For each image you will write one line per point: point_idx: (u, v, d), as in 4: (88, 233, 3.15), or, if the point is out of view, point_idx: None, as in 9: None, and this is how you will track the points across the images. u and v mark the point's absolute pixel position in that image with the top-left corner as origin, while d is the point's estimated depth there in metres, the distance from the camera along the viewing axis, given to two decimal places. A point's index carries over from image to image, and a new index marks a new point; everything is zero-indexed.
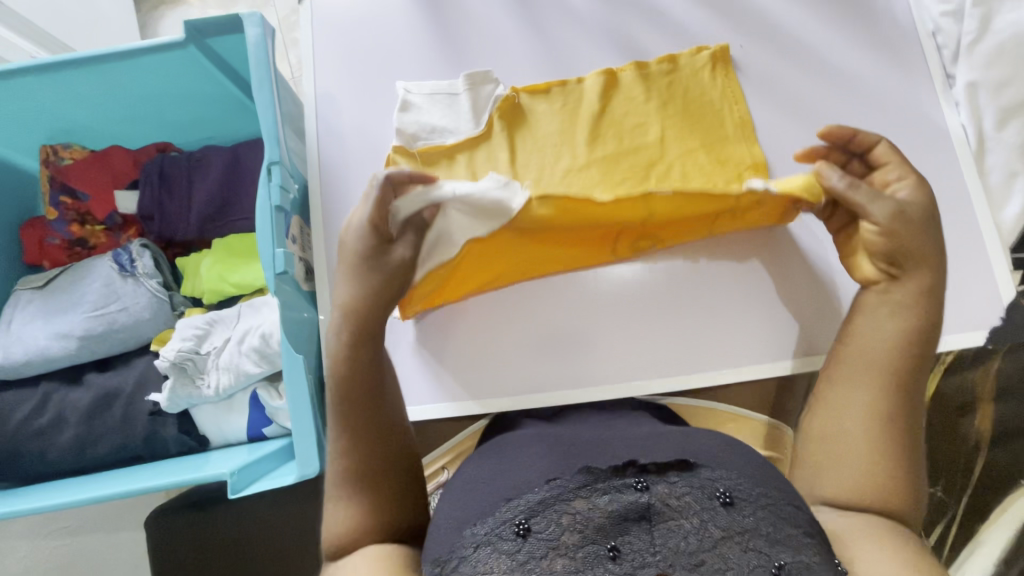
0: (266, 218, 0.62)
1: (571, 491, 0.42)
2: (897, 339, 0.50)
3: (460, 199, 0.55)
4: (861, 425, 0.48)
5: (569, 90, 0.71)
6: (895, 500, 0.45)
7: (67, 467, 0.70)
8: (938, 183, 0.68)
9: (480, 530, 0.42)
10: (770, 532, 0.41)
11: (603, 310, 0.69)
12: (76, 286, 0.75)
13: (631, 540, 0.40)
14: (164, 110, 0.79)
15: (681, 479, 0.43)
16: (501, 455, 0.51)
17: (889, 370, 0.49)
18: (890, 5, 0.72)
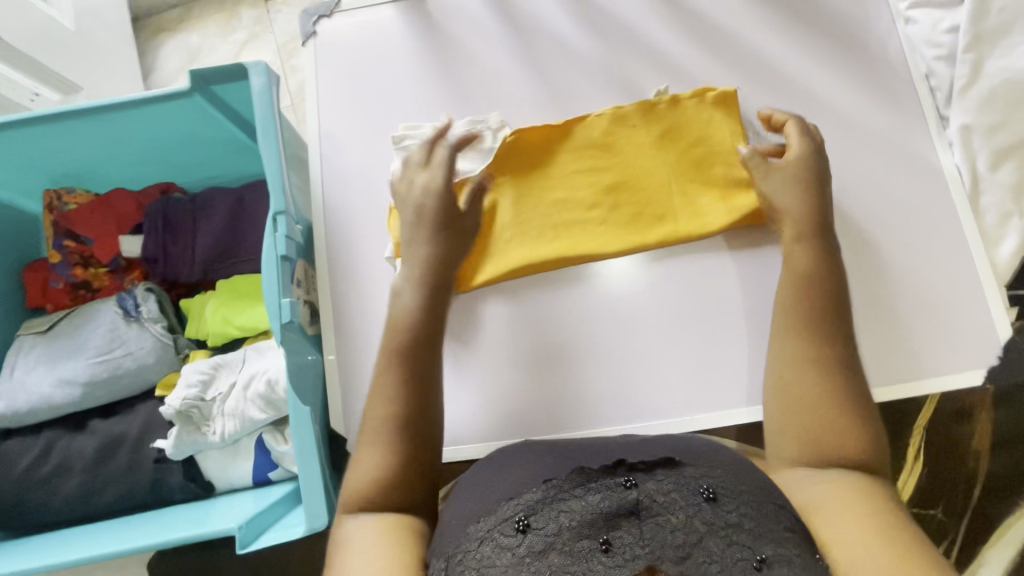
0: (273, 268, 0.63)
1: (565, 491, 0.44)
2: (814, 292, 0.58)
3: (439, 133, 0.72)
4: (819, 405, 0.52)
5: (574, 125, 0.72)
6: (864, 452, 0.49)
7: (71, 516, 0.70)
8: (934, 222, 0.70)
9: (483, 526, 0.44)
10: (752, 527, 0.42)
11: (605, 319, 0.69)
12: (79, 331, 0.75)
13: (621, 534, 0.41)
14: (169, 152, 0.79)
15: (668, 477, 0.45)
16: (500, 465, 0.53)
17: (819, 308, 0.57)
18: (885, 46, 0.73)
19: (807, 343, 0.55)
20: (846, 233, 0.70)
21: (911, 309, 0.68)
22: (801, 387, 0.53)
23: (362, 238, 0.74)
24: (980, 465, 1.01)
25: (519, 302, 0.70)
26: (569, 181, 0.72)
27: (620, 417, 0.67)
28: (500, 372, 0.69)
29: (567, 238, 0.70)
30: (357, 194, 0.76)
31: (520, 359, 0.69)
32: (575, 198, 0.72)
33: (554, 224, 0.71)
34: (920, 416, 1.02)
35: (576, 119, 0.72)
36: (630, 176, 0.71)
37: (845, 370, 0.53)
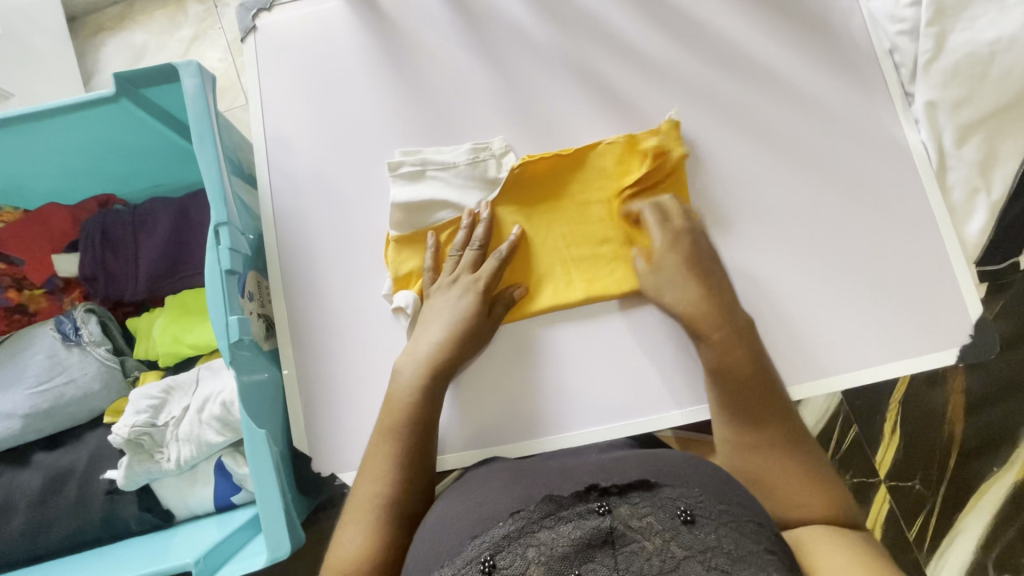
0: (218, 283, 0.58)
1: (534, 522, 0.45)
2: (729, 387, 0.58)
3: (444, 161, 0.69)
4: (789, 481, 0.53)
5: (583, 156, 0.69)
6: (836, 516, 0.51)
7: (18, 557, 0.66)
8: (902, 201, 0.69)
9: (447, 570, 0.44)
10: (731, 549, 0.42)
11: (615, 358, 0.67)
12: (16, 359, 0.70)
13: (596, 566, 0.41)
14: (104, 162, 0.74)
15: (643, 500, 0.46)
16: (468, 491, 0.54)
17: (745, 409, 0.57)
18: (847, 22, 0.71)
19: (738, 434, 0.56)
20: (814, 217, 0.69)
21: (881, 290, 0.67)
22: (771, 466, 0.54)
23: (317, 244, 0.70)
24: (954, 435, 1.02)
25: (525, 344, 0.68)
26: (579, 216, 0.69)
27: (593, 419, 0.66)
28: (470, 386, 0.67)
29: (580, 275, 0.68)
30: (310, 198, 0.71)
31: (497, 373, 0.67)
32: (584, 231, 0.69)
33: (561, 258, 0.69)
34: (895, 394, 1.04)
35: (588, 147, 0.69)
36: (642, 208, 0.69)
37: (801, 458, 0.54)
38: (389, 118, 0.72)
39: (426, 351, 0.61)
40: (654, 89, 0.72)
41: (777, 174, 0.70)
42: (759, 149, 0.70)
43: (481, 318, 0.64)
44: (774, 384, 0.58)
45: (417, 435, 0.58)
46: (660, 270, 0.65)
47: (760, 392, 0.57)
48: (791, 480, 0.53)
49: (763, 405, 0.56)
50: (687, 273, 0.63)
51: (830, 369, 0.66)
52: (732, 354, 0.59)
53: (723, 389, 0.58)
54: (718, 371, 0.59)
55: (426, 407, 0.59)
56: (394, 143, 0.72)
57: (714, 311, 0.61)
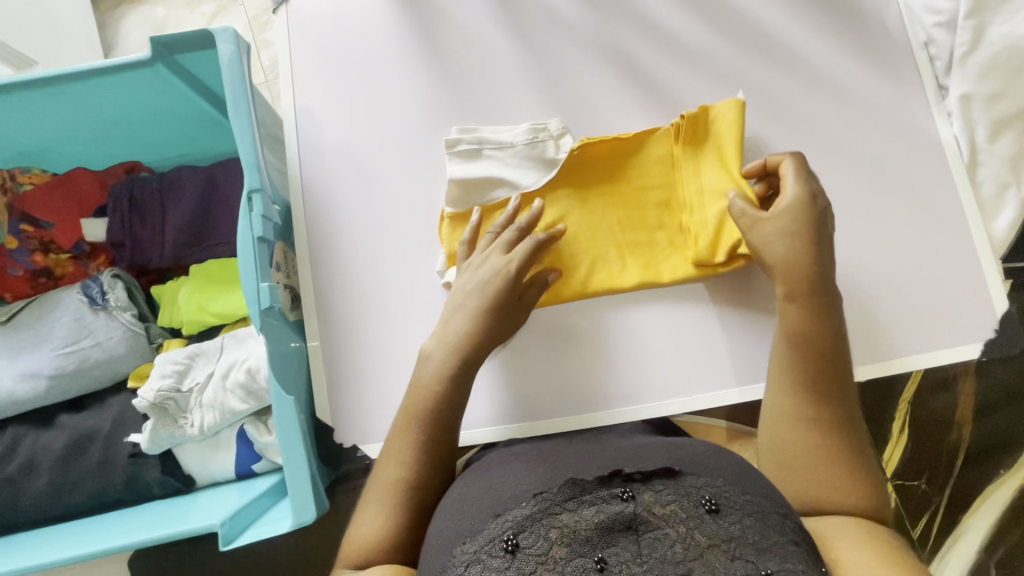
0: (250, 250, 0.59)
1: (557, 505, 0.45)
2: (820, 352, 0.53)
3: (502, 141, 0.68)
4: (833, 471, 0.49)
5: (638, 141, 0.69)
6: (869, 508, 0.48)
7: (40, 516, 0.67)
8: (931, 197, 0.68)
9: (470, 547, 0.44)
10: (756, 540, 0.42)
11: (643, 342, 0.68)
12: (42, 321, 0.70)
13: (618, 551, 0.42)
14: (132, 129, 0.74)
15: (667, 487, 0.46)
16: (489, 472, 0.54)
17: (822, 385, 0.52)
18: (882, 13, 0.71)
19: (810, 419, 0.51)
20: (842, 209, 0.69)
21: (905, 284, 0.67)
22: (814, 454, 0.50)
23: (344, 218, 0.70)
24: (962, 437, 1.03)
25: (564, 326, 0.69)
26: (634, 201, 0.69)
27: (614, 401, 0.67)
28: (497, 365, 0.68)
29: (634, 259, 0.69)
30: (338, 171, 0.71)
31: (521, 353, 0.68)
32: (620, 214, 0.69)
33: (616, 243, 0.69)
34: (906, 391, 1.03)
35: (646, 134, 0.69)
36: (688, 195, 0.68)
37: (853, 448, 0.51)
38: (418, 94, 0.72)
39: (455, 332, 0.60)
40: (686, 75, 0.72)
41: (807, 164, 0.70)
42: (789, 138, 0.70)
43: (511, 301, 0.62)
44: (845, 359, 0.54)
45: (440, 414, 0.56)
46: (777, 225, 0.58)
47: (836, 364, 0.53)
48: (842, 467, 0.49)
49: (826, 379, 0.52)
50: (802, 231, 0.57)
51: (851, 360, 0.66)
52: (815, 324, 0.54)
53: (791, 353, 0.54)
54: (795, 337, 0.54)
55: (451, 389, 0.58)
56: (424, 119, 0.72)
57: (810, 267, 0.56)
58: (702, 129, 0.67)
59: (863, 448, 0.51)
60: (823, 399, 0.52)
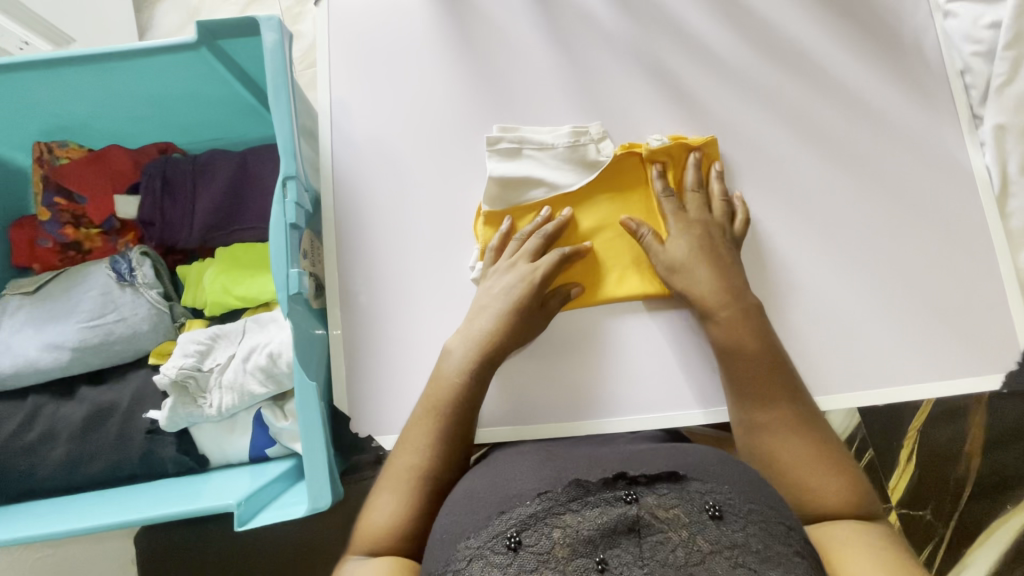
0: (282, 236, 0.59)
1: (560, 505, 0.45)
2: (747, 359, 0.58)
3: (544, 142, 0.69)
4: (829, 475, 0.51)
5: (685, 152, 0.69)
6: (863, 509, 0.49)
7: (57, 485, 0.67)
8: (960, 224, 0.68)
9: (473, 543, 0.44)
10: (759, 549, 0.42)
11: (660, 351, 0.68)
12: (69, 293, 0.72)
13: (619, 553, 0.42)
14: (170, 111, 0.76)
15: (671, 491, 0.45)
16: (496, 470, 0.54)
17: (780, 399, 0.55)
18: (919, 40, 0.71)
19: (797, 426, 0.54)
20: (867, 231, 0.69)
21: (928, 310, 0.67)
22: (806, 458, 0.52)
23: (372, 210, 0.71)
24: (970, 470, 1.02)
25: (585, 331, 0.69)
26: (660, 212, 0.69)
27: (625, 409, 0.67)
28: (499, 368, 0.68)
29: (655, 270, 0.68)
30: (368, 163, 0.72)
31: (522, 359, 0.68)
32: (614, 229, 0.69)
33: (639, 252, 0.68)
34: (915, 421, 1.03)
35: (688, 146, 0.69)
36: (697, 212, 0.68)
37: (836, 452, 0.53)
38: (451, 92, 0.73)
39: (479, 332, 0.62)
40: (719, 89, 0.72)
41: (835, 185, 0.70)
42: (818, 157, 0.70)
43: (534, 306, 0.64)
44: (783, 362, 0.58)
45: (463, 411, 0.58)
46: (676, 253, 0.64)
47: (771, 374, 0.57)
48: (811, 467, 0.51)
49: (767, 386, 0.56)
50: (695, 254, 0.64)
51: (870, 383, 0.66)
52: (738, 333, 0.59)
53: (728, 368, 0.59)
54: (725, 350, 0.59)
55: (471, 387, 0.59)
56: (456, 117, 0.73)
57: (714, 294, 0.61)
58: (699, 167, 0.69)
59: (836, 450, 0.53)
60: (799, 410, 0.55)
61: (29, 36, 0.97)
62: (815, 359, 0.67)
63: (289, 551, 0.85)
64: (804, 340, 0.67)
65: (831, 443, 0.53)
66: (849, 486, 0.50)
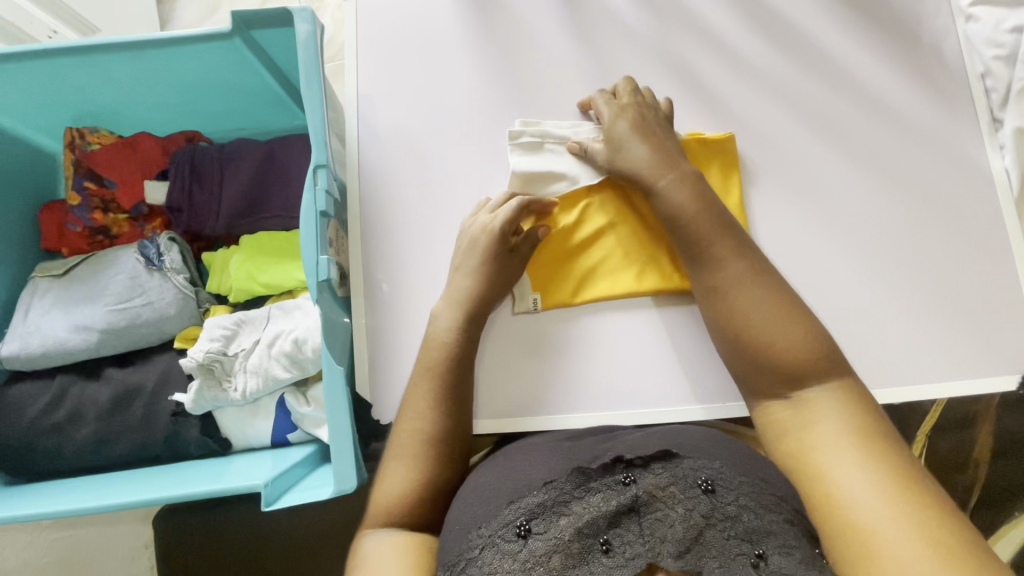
0: (311, 223, 0.60)
1: (566, 493, 0.46)
2: (692, 224, 0.60)
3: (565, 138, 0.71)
4: (787, 340, 0.53)
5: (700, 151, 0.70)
6: (824, 361, 0.52)
7: (84, 464, 0.69)
8: (977, 227, 0.69)
9: (484, 531, 0.46)
10: (751, 520, 0.43)
11: (681, 345, 0.68)
12: (98, 276, 0.73)
13: (622, 532, 0.43)
14: (198, 99, 0.78)
15: (665, 470, 0.47)
16: (509, 460, 0.54)
17: (726, 266, 0.58)
18: (941, 44, 0.72)
19: (744, 286, 0.57)
20: (885, 231, 0.70)
21: (946, 310, 0.68)
22: (756, 316, 0.55)
23: (397, 201, 0.72)
24: (979, 474, 1.02)
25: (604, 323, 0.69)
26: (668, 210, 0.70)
27: (646, 401, 0.67)
28: (512, 364, 0.69)
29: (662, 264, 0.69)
30: (393, 155, 0.73)
31: (536, 359, 0.69)
32: (634, 227, 0.70)
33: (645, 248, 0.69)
34: (922, 427, 1.03)
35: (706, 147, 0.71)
36: None
37: (791, 302, 0.56)
38: (474, 85, 0.74)
39: (459, 290, 0.64)
40: (742, 88, 0.73)
41: (853, 185, 0.71)
42: (838, 157, 0.71)
43: (503, 253, 0.65)
44: (728, 221, 0.60)
45: (456, 380, 0.60)
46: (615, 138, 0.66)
47: (719, 229, 0.59)
48: (766, 322, 0.55)
49: (715, 246, 0.59)
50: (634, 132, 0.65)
51: (885, 382, 0.67)
52: (682, 196, 0.61)
53: (677, 238, 0.61)
54: (673, 218, 0.61)
55: (461, 347, 0.62)
56: (479, 110, 0.74)
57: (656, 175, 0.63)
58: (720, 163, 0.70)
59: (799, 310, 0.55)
60: (749, 270, 0.57)
61: (56, 23, 0.98)
62: None
63: (307, 535, 0.87)
64: None
65: (787, 297, 0.56)
66: (805, 336, 0.53)
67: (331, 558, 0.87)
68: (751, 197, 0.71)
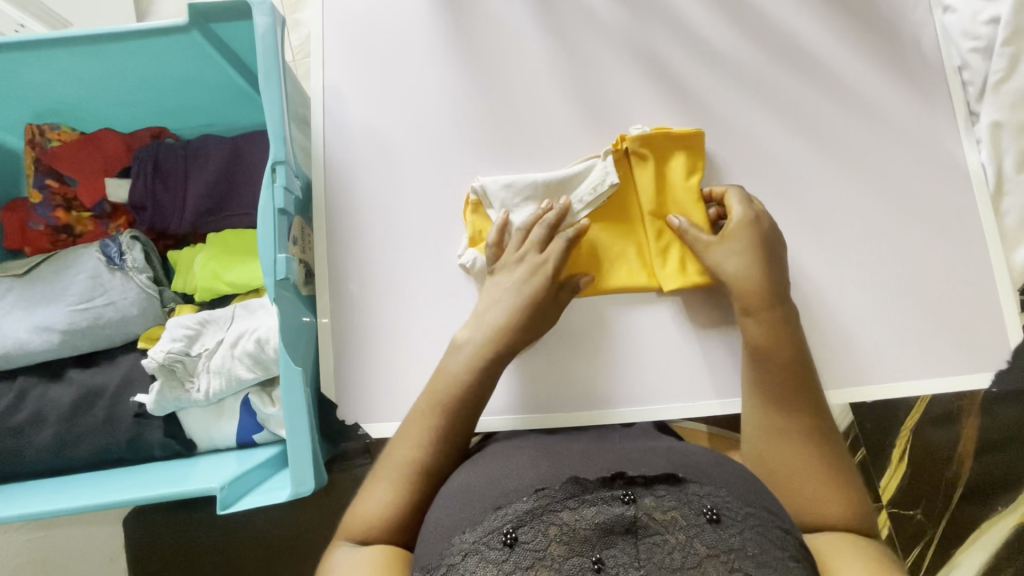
0: (269, 220, 0.59)
1: (558, 502, 0.44)
2: (799, 362, 0.57)
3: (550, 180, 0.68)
4: (828, 486, 0.50)
5: (666, 147, 0.69)
6: (858, 516, 0.49)
7: (45, 467, 0.68)
8: (953, 222, 0.68)
9: (468, 537, 0.43)
10: (756, 553, 0.41)
11: (643, 348, 0.68)
12: (60, 277, 0.72)
13: (616, 554, 0.41)
14: (163, 95, 0.76)
15: (669, 493, 0.44)
16: (496, 465, 0.52)
17: (790, 412, 0.55)
18: (918, 35, 0.70)
19: (808, 440, 0.53)
20: (859, 228, 0.69)
21: (919, 308, 0.67)
22: (804, 464, 0.52)
23: (363, 199, 0.71)
24: (961, 471, 1.01)
25: (570, 327, 0.69)
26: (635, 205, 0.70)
27: (608, 403, 0.67)
28: None
29: (623, 263, 0.69)
30: (360, 151, 0.72)
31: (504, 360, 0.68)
32: (601, 225, 0.69)
33: (611, 252, 0.69)
34: (907, 421, 1.02)
35: (671, 140, 0.68)
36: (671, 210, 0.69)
37: (841, 461, 0.52)
38: (442, 80, 0.73)
39: (492, 322, 0.61)
40: (716, 82, 0.71)
41: (827, 180, 0.70)
42: (813, 152, 0.70)
43: (546, 294, 0.63)
44: (807, 372, 0.57)
45: (464, 411, 0.57)
46: (731, 245, 0.62)
47: (800, 383, 0.56)
48: (812, 472, 0.51)
49: (788, 394, 0.56)
50: (760, 260, 0.61)
51: (857, 381, 0.66)
52: (776, 337, 0.58)
53: (757, 369, 0.58)
54: (759, 352, 0.58)
55: (477, 383, 0.58)
56: (448, 106, 0.72)
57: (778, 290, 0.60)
58: (688, 160, 0.68)
59: (781, 281, 0.61)
60: (812, 422, 0.54)
61: (24, 18, 0.95)
62: None
63: (280, 535, 0.87)
64: None
65: (840, 458, 0.53)
66: (857, 503, 0.50)
67: (304, 557, 0.86)
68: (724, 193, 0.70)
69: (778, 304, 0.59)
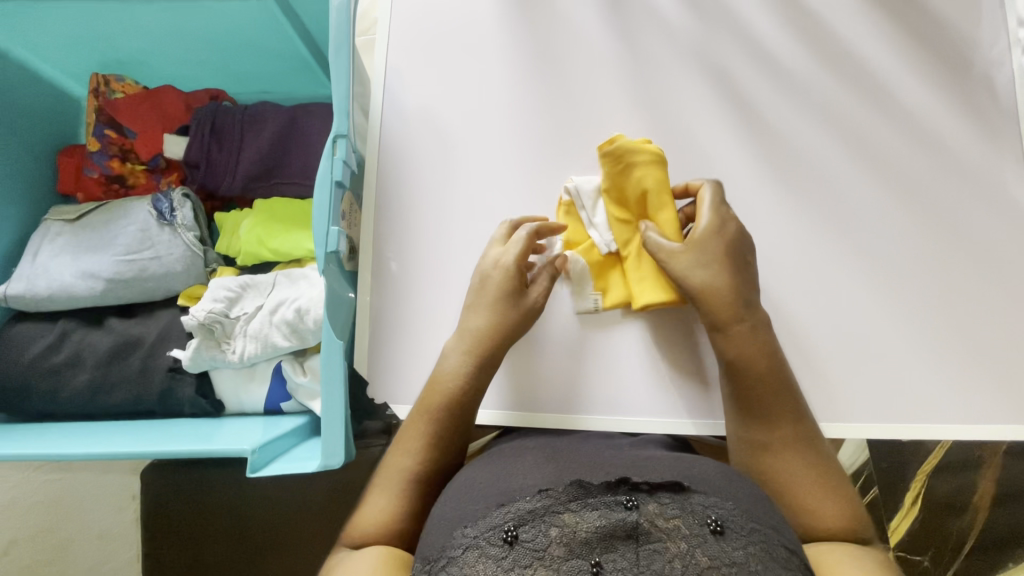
0: (325, 192, 0.59)
1: (561, 504, 0.42)
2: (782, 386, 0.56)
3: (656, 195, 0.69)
4: (828, 493, 0.51)
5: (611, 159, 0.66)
6: (858, 524, 0.50)
7: (77, 410, 0.69)
8: (1006, 267, 0.66)
9: (470, 532, 0.42)
10: (758, 570, 0.39)
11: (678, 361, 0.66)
12: (109, 226, 0.73)
13: (616, 558, 0.40)
14: (227, 58, 0.77)
15: (673, 501, 0.43)
16: (501, 462, 0.52)
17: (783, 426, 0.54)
18: (993, 75, 0.69)
19: (801, 446, 0.53)
20: (909, 263, 0.67)
21: (964, 351, 0.65)
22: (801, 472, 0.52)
23: (412, 182, 0.71)
24: (975, 521, 0.98)
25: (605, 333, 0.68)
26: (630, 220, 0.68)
27: (637, 409, 0.65)
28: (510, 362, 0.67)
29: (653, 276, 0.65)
30: (415, 133, 0.72)
31: (539, 355, 0.68)
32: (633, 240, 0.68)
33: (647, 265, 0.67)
34: (924, 465, 1.00)
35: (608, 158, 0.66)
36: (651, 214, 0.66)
37: (833, 468, 0.53)
38: (502, 69, 0.72)
39: (474, 328, 0.61)
40: (780, 99, 0.70)
41: (881, 211, 0.68)
42: (870, 182, 0.69)
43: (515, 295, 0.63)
44: (790, 385, 0.56)
45: (462, 417, 0.57)
46: (695, 253, 0.61)
47: (779, 395, 0.55)
48: (807, 483, 0.51)
49: (772, 403, 0.55)
50: (730, 286, 0.59)
51: (892, 419, 0.65)
52: (746, 350, 0.57)
53: (733, 382, 0.57)
54: (732, 366, 0.57)
55: (469, 388, 0.58)
56: (506, 96, 0.72)
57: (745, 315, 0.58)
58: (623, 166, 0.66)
59: (747, 289, 0.60)
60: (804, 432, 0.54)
61: None
62: (837, 386, 0.66)
63: (288, 505, 0.87)
64: (829, 367, 0.66)
65: (833, 468, 0.53)
66: (853, 510, 0.50)
67: (310, 529, 0.87)
68: (776, 213, 0.69)
69: (746, 315, 0.58)
